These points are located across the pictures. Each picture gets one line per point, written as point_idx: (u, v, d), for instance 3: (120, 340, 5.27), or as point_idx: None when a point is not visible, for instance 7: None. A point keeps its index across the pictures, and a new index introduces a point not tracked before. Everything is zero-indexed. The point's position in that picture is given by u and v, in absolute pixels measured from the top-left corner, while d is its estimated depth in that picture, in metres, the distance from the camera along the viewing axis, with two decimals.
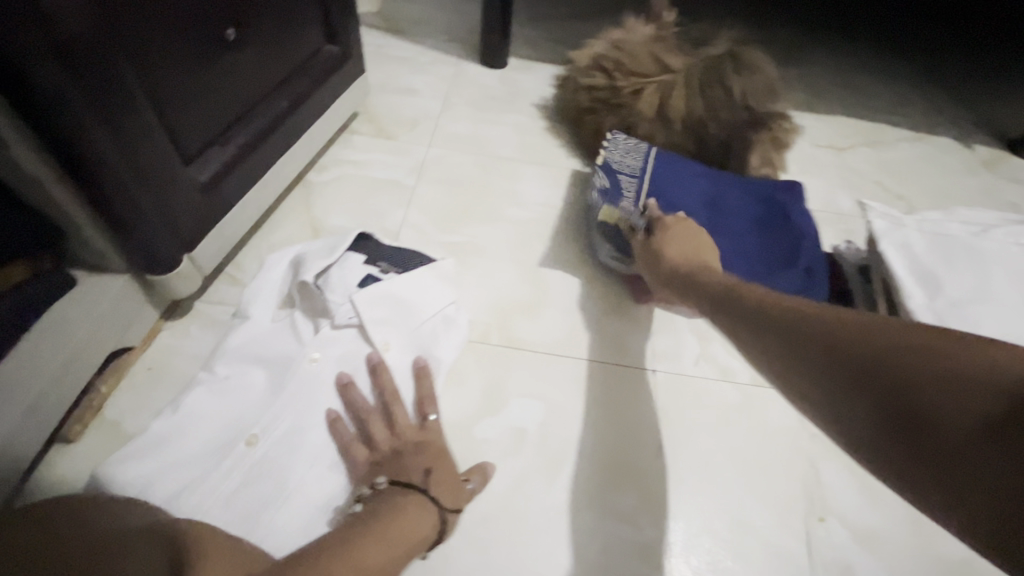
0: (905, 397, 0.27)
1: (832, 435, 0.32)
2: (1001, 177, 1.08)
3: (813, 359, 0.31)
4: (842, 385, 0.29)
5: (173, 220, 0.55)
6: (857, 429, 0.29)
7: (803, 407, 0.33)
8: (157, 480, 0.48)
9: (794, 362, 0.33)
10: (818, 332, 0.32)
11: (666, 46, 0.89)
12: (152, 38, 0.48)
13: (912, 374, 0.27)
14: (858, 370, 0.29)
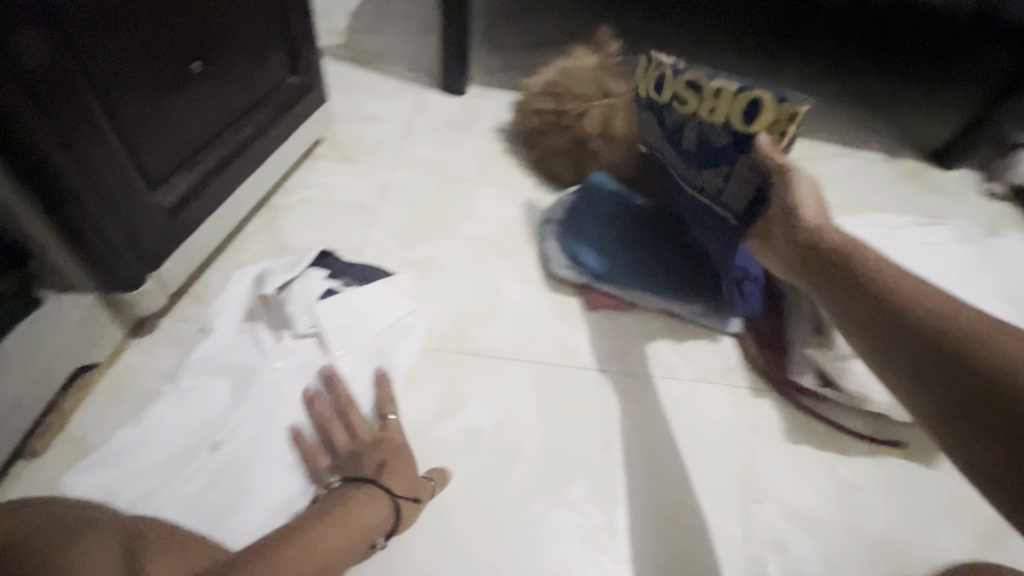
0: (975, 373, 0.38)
1: (928, 418, 0.41)
2: (921, 186, 1.18)
3: (947, 368, 0.40)
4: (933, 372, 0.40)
5: (137, 240, 0.60)
6: (931, 404, 0.40)
7: (912, 395, 0.42)
8: (124, 484, 0.52)
9: (928, 366, 0.41)
10: (959, 346, 0.40)
11: (609, 72, 0.96)
12: (119, 73, 0.53)
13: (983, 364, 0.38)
14: (952, 365, 0.39)
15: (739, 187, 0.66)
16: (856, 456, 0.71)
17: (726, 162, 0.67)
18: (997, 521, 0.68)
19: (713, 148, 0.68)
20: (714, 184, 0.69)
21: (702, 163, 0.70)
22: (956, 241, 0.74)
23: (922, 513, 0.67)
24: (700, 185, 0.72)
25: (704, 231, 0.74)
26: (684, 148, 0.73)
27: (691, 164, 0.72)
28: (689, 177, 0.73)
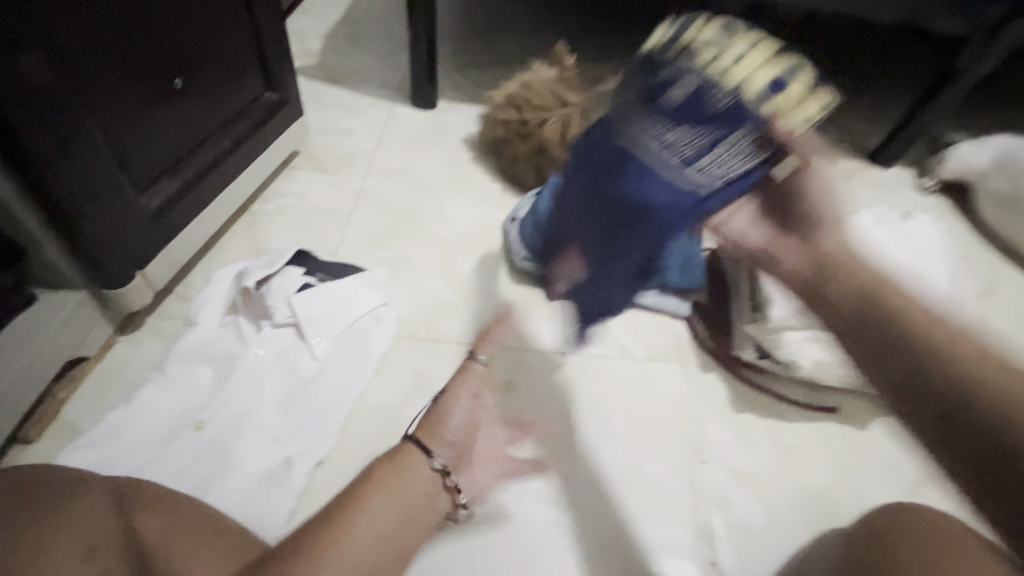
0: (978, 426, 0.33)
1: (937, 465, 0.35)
2: (859, 184, 1.28)
3: (974, 432, 0.33)
4: (935, 416, 0.34)
5: (126, 240, 0.65)
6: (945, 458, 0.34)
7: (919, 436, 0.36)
8: (116, 460, 0.57)
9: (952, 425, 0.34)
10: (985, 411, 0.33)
11: (565, 83, 1.04)
12: (108, 90, 0.59)
13: (1009, 424, 0.33)
14: (962, 404, 0.34)
15: (723, 160, 0.51)
16: (797, 421, 0.77)
17: (709, 122, 0.51)
18: (922, 475, 0.75)
19: (691, 107, 0.52)
20: (690, 154, 0.53)
21: (673, 123, 0.54)
22: (875, 225, 0.82)
23: (854, 470, 0.74)
24: (665, 152, 0.54)
25: (630, 203, 0.58)
26: (636, 113, 0.57)
27: (644, 127, 0.56)
28: (648, 137, 0.56)
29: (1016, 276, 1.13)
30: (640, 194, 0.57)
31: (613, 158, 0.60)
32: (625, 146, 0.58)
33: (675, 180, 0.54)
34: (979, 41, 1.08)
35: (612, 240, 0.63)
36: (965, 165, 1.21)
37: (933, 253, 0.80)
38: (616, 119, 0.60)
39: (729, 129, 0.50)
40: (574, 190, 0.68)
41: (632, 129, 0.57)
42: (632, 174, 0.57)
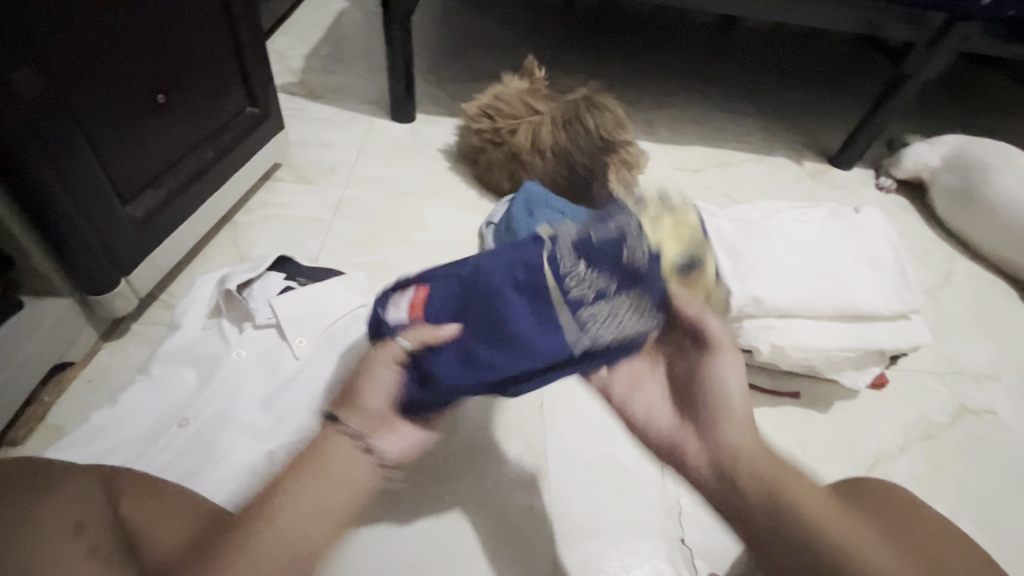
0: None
1: None
2: (822, 184, 1.34)
3: None
4: None
5: (111, 247, 0.68)
6: None
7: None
8: (101, 455, 0.58)
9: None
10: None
11: (536, 95, 1.10)
12: (95, 105, 0.63)
13: None
14: None
15: (613, 316, 0.49)
16: (760, 406, 0.82)
17: (639, 286, 0.50)
18: (879, 452, 0.79)
19: (625, 259, 0.50)
20: (585, 295, 0.50)
21: (619, 255, 0.51)
22: (828, 218, 0.87)
23: (815, 450, 0.78)
24: (567, 278, 0.51)
25: (546, 306, 0.50)
26: (587, 233, 0.54)
27: (588, 245, 0.53)
28: (596, 249, 0.52)
29: (971, 266, 1.18)
30: (546, 295, 0.50)
31: (495, 267, 0.59)
32: (562, 241, 0.54)
33: (587, 307, 0.49)
34: (924, 47, 1.17)
35: (474, 331, 0.51)
36: (920, 163, 1.28)
37: (884, 242, 0.84)
38: (581, 227, 0.56)
39: (644, 308, 0.50)
40: (482, 261, 0.55)
41: (590, 232, 0.54)
42: (560, 278, 0.51)
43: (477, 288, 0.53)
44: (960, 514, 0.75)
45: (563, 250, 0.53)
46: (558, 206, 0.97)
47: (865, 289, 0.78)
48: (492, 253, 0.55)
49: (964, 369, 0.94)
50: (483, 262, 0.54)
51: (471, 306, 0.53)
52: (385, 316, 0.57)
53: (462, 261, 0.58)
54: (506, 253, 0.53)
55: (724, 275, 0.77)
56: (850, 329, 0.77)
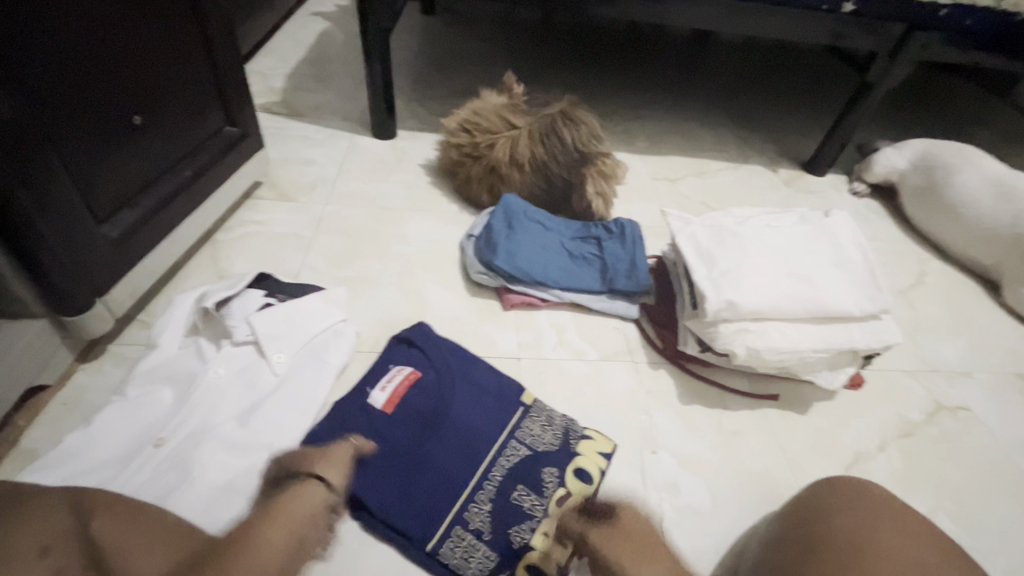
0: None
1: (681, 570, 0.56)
2: (796, 190, 1.37)
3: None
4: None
5: (85, 268, 0.68)
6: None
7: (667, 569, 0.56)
8: (75, 478, 0.58)
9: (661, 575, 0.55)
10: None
11: (514, 110, 1.12)
12: (71, 126, 0.63)
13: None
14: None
15: (459, 541, 0.62)
16: (740, 409, 0.83)
17: (517, 523, 0.64)
18: (858, 451, 0.80)
19: (522, 510, 0.65)
20: (467, 523, 0.63)
21: (513, 493, 0.66)
22: (799, 223, 0.89)
23: (795, 450, 0.79)
24: (464, 508, 0.64)
25: (448, 465, 0.67)
26: (540, 457, 0.69)
27: (526, 468, 0.68)
28: (512, 478, 0.67)
29: (942, 266, 1.21)
30: (461, 458, 0.67)
31: (422, 425, 0.70)
32: (512, 443, 0.70)
33: (451, 505, 0.64)
34: (886, 56, 1.22)
35: (397, 459, 0.66)
36: (890, 167, 1.31)
37: (853, 244, 0.86)
38: (542, 432, 0.72)
39: (489, 538, 0.62)
40: (462, 400, 0.73)
41: (542, 448, 0.70)
42: (463, 503, 0.64)
43: (440, 420, 0.70)
44: (937, 509, 0.76)
45: (513, 453, 0.69)
46: (536, 217, 1.00)
47: (837, 290, 0.80)
48: (482, 392, 0.74)
49: (938, 367, 0.96)
50: (456, 402, 0.72)
51: (416, 436, 0.69)
52: (371, 390, 0.73)
53: (470, 382, 0.75)
54: (472, 418, 0.71)
55: (698, 282, 0.79)
56: (825, 330, 0.78)
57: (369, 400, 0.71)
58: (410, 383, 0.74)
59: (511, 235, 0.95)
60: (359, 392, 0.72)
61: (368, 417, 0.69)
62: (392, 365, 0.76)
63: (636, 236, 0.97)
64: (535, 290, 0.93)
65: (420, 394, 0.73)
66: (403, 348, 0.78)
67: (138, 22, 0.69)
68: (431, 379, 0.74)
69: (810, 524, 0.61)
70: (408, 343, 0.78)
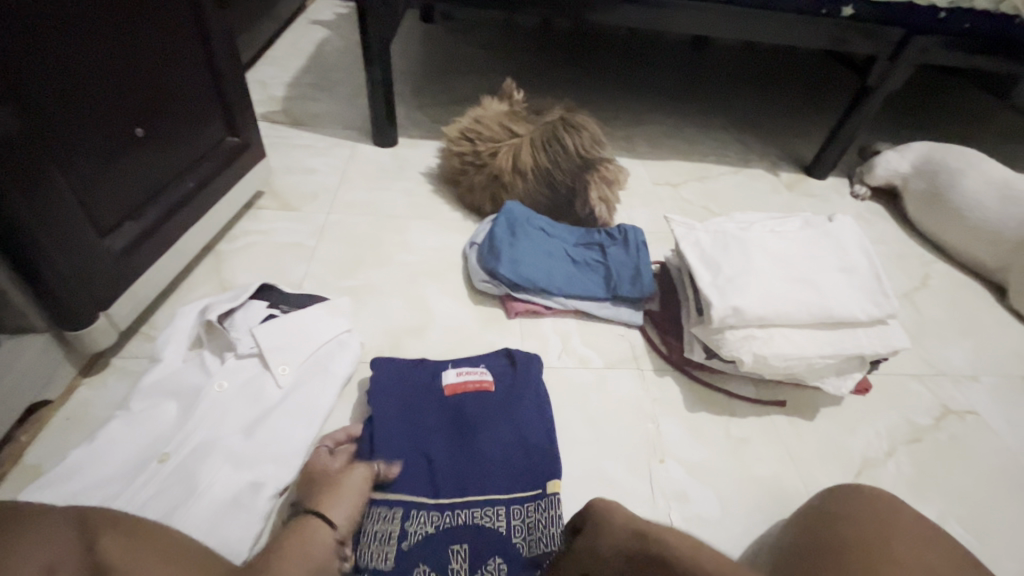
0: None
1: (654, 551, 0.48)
2: (798, 194, 1.37)
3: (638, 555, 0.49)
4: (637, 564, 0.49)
5: (88, 281, 0.67)
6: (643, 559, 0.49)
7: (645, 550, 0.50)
8: (78, 495, 0.57)
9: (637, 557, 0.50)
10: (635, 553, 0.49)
11: (515, 117, 1.12)
12: (74, 140, 0.63)
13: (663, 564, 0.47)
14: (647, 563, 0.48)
15: (379, 534, 0.59)
16: (747, 415, 0.82)
17: (431, 566, 0.58)
18: (866, 457, 0.80)
19: (445, 564, 0.58)
20: (398, 543, 0.59)
21: (453, 543, 0.60)
22: (803, 228, 0.89)
23: (803, 457, 0.78)
24: (404, 530, 0.60)
25: (445, 474, 0.65)
26: (506, 543, 0.60)
27: (483, 535, 0.61)
28: (468, 534, 0.61)
29: (946, 269, 1.21)
30: (455, 481, 0.65)
31: (448, 426, 0.70)
32: (502, 507, 0.63)
33: (407, 503, 0.62)
34: (886, 59, 1.22)
35: (411, 432, 0.69)
36: (892, 171, 1.32)
37: (858, 248, 0.86)
38: (534, 530, 0.62)
39: (404, 548, 0.59)
40: (504, 430, 0.70)
41: (515, 541, 0.61)
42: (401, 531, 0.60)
43: (473, 431, 0.69)
44: (948, 514, 0.75)
45: (492, 515, 0.62)
46: (538, 224, 1.00)
47: (842, 295, 0.79)
48: (542, 432, 0.70)
49: (944, 371, 0.95)
50: (504, 430, 0.70)
51: (443, 434, 0.69)
52: (451, 367, 0.76)
53: (539, 406, 0.73)
54: (506, 444, 0.68)
55: (703, 288, 0.79)
56: (832, 335, 0.78)
57: (444, 374, 0.74)
58: (478, 390, 0.73)
59: (527, 237, 0.97)
60: (437, 366, 0.76)
61: (430, 391, 0.73)
62: (482, 364, 0.77)
63: (640, 243, 0.97)
64: (540, 298, 0.92)
65: (481, 405, 0.72)
66: (503, 359, 0.78)
67: (139, 34, 0.69)
68: (500, 397, 0.73)
69: (833, 532, 0.59)
70: (511, 356, 0.78)
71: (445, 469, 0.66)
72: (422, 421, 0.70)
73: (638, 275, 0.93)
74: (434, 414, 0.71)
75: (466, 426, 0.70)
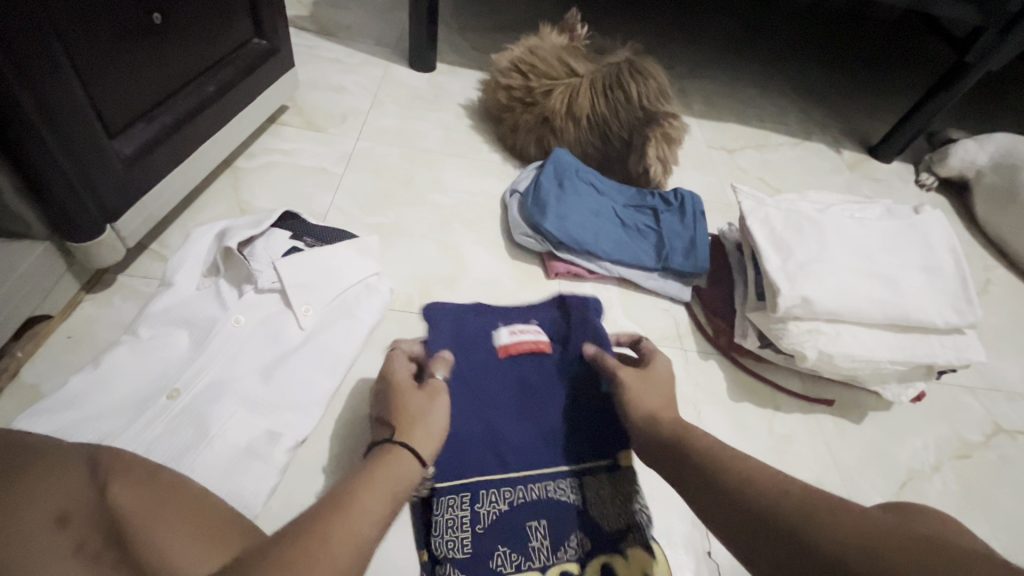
0: (806, 546, 0.33)
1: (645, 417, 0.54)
2: (860, 175, 1.27)
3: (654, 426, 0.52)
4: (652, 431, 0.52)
5: (94, 188, 0.60)
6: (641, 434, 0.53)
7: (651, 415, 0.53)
8: (78, 427, 0.51)
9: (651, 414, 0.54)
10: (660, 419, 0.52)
11: (574, 53, 1.00)
12: (81, 20, 0.53)
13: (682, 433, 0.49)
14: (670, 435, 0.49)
15: (450, 521, 0.56)
16: (793, 411, 0.77)
17: (512, 548, 0.55)
18: (912, 468, 0.75)
19: (525, 542, 0.56)
20: (471, 519, 0.56)
21: (530, 519, 0.57)
22: (885, 216, 0.81)
23: (847, 462, 0.74)
24: (474, 502, 0.57)
25: (504, 446, 0.61)
26: (582, 516, 0.57)
27: (562, 509, 0.58)
28: (545, 508, 0.57)
29: (1007, 275, 1.13)
30: (519, 456, 0.61)
31: (510, 405, 0.64)
32: (575, 479, 0.60)
33: (474, 484, 0.58)
34: (994, 34, 1.07)
35: (470, 406, 0.62)
36: (967, 161, 1.21)
37: (944, 247, 0.77)
38: (610, 505, 0.58)
39: (479, 531, 0.55)
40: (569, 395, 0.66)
41: (594, 513, 0.58)
42: (471, 508, 0.57)
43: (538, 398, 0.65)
44: (992, 537, 0.71)
45: (564, 487, 0.59)
46: (588, 178, 0.91)
47: (923, 298, 0.72)
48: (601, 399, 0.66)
49: (999, 386, 0.90)
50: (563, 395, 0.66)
51: (509, 410, 0.64)
52: (503, 327, 0.70)
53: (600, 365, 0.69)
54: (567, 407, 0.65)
55: (771, 272, 0.71)
56: (904, 340, 0.71)
57: (496, 334, 0.69)
58: (536, 349, 0.69)
59: (574, 191, 0.89)
60: (492, 320, 0.72)
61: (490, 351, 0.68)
62: (533, 319, 0.72)
63: (697, 212, 0.88)
64: (583, 260, 0.85)
65: (539, 367, 0.68)
66: (557, 317, 0.72)
67: None
68: (557, 358, 0.69)
69: None
70: (562, 307, 0.74)
71: (513, 453, 0.61)
72: (484, 384, 0.65)
73: (693, 246, 0.85)
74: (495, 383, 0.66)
75: (526, 394, 0.65)
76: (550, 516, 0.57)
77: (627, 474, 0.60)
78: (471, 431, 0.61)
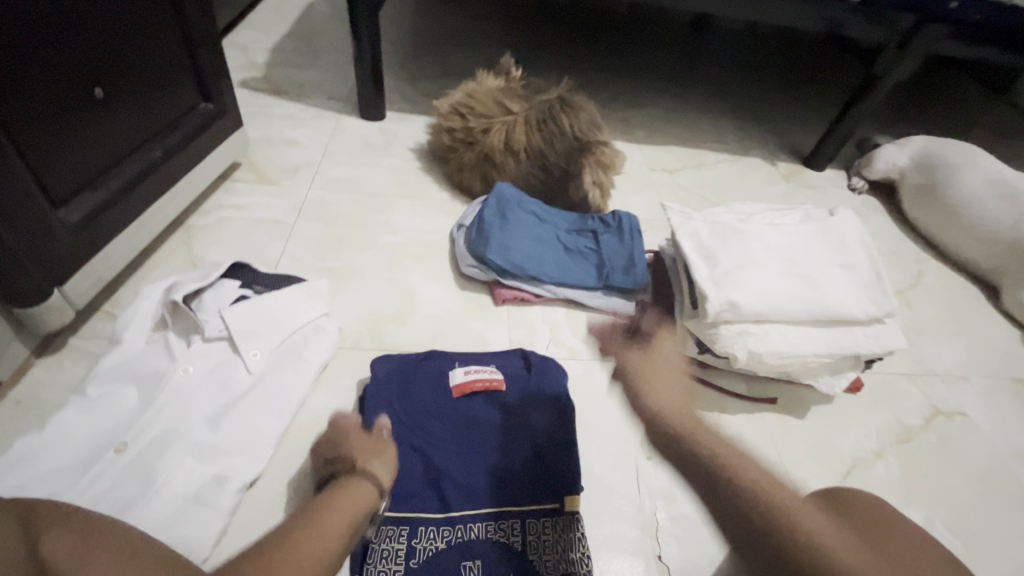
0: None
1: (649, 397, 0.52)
2: (795, 185, 1.34)
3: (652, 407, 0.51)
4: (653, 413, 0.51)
5: (39, 255, 0.62)
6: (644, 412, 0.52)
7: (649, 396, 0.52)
8: (27, 486, 0.52)
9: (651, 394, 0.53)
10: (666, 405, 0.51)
11: (510, 94, 1.07)
12: (20, 103, 0.57)
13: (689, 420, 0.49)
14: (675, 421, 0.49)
15: (384, 556, 0.57)
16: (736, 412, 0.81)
17: None
18: (855, 457, 0.78)
19: None
20: (406, 558, 0.57)
21: (465, 559, 0.57)
22: (804, 221, 0.86)
23: (791, 457, 0.77)
24: (412, 540, 0.58)
25: (447, 475, 0.63)
26: (520, 561, 0.58)
27: (499, 553, 0.58)
28: (483, 549, 0.58)
29: (939, 266, 1.19)
30: (460, 487, 0.62)
31: (459, 434, 0.66)
32: (518, 520, 0.60)
33: (413, 519, 0.59)
34: (894, 49, 1.17)
35: (416, 439, 0.65)
36: (890, 164, 1.29)
37: (859, 245, 0.83)
38: (550, 551, 0.59)
39: (413, 566, 0.56)
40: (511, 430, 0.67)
41: (531, 559, 0.58)
42: (408, 549, 0.57)
43: (483, 433, 0.67)
44: (934, 518, 0.74)
45: (507, 529, 0.60)
46: (530, 208, 0.96)
47: (842, 293, 0.77)
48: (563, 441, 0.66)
49: (936, 372, 0.94)
50: (502, 426, 0.68)
51: (457, 440, 0.66)
52: (459, 366, 0.71)
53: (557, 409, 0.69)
54: (510, 443, 0.66)
55: (699, 281, 0.76)
56: (827, 334, 0.76)
57: (450, 374, 0.70)
58: (490, 389, 0.70)
59: (520, 223, 0.92)
60: (449, 361, 0.72)
61: (439, 384, 0.69)
62: (493, 363, 0.73)
63: (633, 231, 0.93)
64: (528, 285, 0.89)
65: (491, 409, 0.69)
66: (518, 361, 0.74)
67: None
68: (512, 400, 0.70)
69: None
70: (526, 359, 0.74)
71: (460, 481, 0.63)
72: (432, 424, 0.66)
73: (631, 266, 0.89)
74: (442, 421, 0.67)
75: (473, 430, 0.67)
76: (487, 557, 0.58)
77: (573, 520, 0.61)
78: (414, 464, 0.63)
